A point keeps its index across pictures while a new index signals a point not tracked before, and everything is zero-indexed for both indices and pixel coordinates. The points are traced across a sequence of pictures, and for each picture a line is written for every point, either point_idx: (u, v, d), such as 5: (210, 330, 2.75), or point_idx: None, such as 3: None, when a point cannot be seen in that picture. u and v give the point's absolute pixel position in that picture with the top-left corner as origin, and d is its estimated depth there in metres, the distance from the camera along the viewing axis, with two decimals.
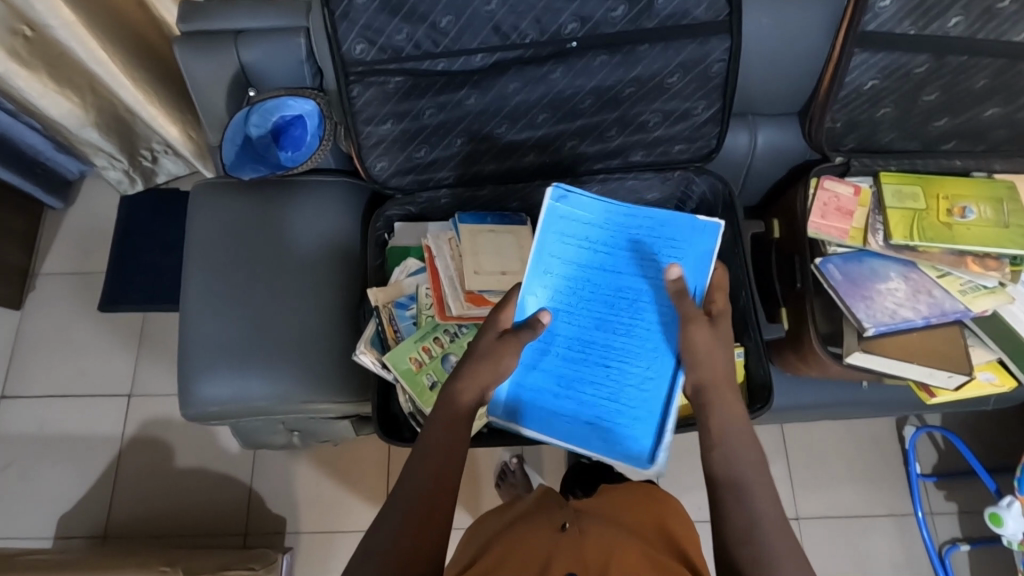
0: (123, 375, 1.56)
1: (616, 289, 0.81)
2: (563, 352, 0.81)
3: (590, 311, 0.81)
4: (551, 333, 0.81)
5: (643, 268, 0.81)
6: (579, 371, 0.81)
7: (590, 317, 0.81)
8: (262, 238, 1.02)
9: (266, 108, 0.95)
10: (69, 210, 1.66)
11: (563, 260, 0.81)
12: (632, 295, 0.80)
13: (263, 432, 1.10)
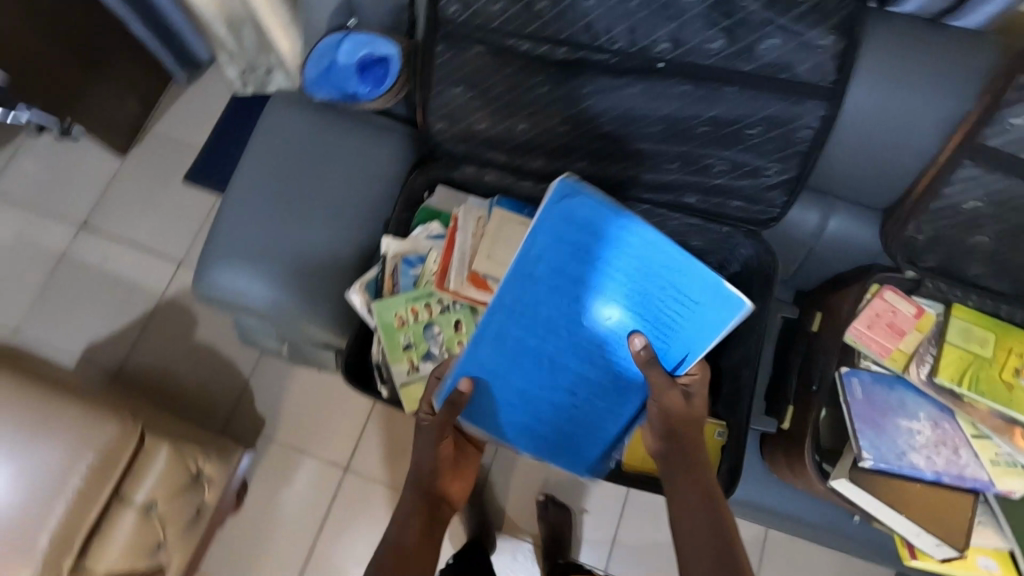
0: (181, 244, 1.71)
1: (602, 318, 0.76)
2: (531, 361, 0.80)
3: (566, 332, 0.78)
4: (517, 345, 0.79)
5: (637, 308, 0.75)
6: (540, 388, 0.81)
7: (564, 337, 0.78)
8: (318, 158, 1.06)
9: (360, 40, 1.04)
10: (189, 87, 1.82)
11: (554, 269, 0.75)
12: (614, 331, 0.77)
13: (260, 333, 1.15)
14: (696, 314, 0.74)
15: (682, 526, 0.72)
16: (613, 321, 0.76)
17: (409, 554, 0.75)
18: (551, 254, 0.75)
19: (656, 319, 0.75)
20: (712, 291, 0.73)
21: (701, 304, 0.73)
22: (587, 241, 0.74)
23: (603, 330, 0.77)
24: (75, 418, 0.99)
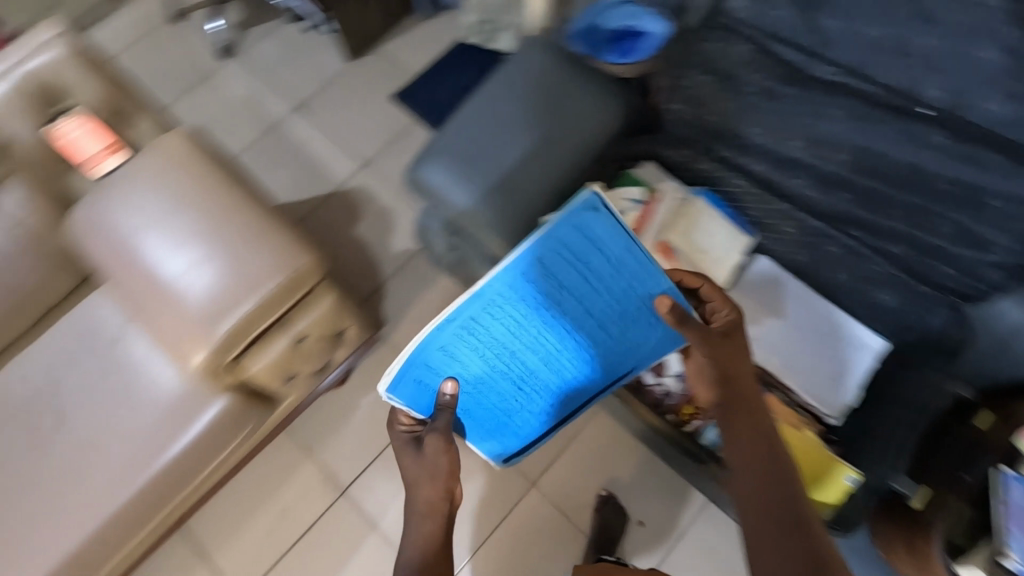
0: (371, 149, 1.91)
1: (570, 326, 0.91)
2: (489, 352, 0.90)
3: (537, 333, 0.91)
4: (485, 332, 0.89)
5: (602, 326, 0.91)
6: (491, 378, 0.92)
7: (530, 334, 0.91)
8: (553, 98, 1.09)
9: (628, 13, 1.15)
10: (425, 25, 2.06)
11: (547, 272, 0.88)
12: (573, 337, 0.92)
13: (436, 235, 1.26)
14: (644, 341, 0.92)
15: (750, 484, 0.77)
16: (579, 330, 0.91)
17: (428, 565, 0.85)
18: (549, 259, 0.88)
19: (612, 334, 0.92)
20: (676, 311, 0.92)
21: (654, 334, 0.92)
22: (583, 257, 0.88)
23: (568, 336, 0.92)
24: (275, 250, 1.12)
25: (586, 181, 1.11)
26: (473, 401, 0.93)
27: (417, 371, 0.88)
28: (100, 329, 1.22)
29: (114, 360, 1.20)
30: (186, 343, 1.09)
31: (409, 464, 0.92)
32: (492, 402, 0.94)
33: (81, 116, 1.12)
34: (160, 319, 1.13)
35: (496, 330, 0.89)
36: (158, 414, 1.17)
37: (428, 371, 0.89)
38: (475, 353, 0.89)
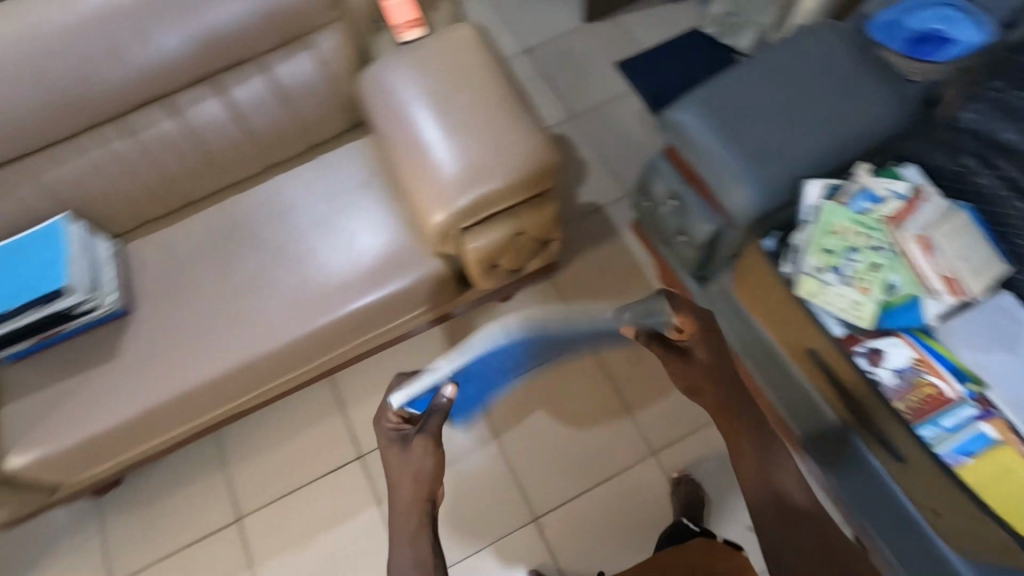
0: (581, 104, 2.00)
1: (565, 349, 1.04)
2: None
3: (539, 339, 1.04)
4: None
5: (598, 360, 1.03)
6: None
7: (526, 339, 1.04)
8: (829, 80, 1.15)
9: (942, 16, 1.28)
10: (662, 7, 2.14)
11: None
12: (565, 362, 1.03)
13: (661, 183, 1.31)
14: None
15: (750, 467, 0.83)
16: (574, 354, 1.04)
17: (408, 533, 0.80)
18: None
19: None
20: None
21: None
22: None
23: (568, 353, 1.03)
24: (524, 146, 1.22)
25: (857, 160, 1.14)
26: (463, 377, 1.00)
27: (465, 365, 0.90)
28: (353, 171, 1.35)
29: (357, 201, 1.33)
30: (429, 204, 1.20)
31: (390, 462, 0.86)
32: (474, 391, 1.00)
33: None
34: (409, 179, 1.25)
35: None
36: (380, 257, 1.28)
37: None
38: (470, 362, 0.99)
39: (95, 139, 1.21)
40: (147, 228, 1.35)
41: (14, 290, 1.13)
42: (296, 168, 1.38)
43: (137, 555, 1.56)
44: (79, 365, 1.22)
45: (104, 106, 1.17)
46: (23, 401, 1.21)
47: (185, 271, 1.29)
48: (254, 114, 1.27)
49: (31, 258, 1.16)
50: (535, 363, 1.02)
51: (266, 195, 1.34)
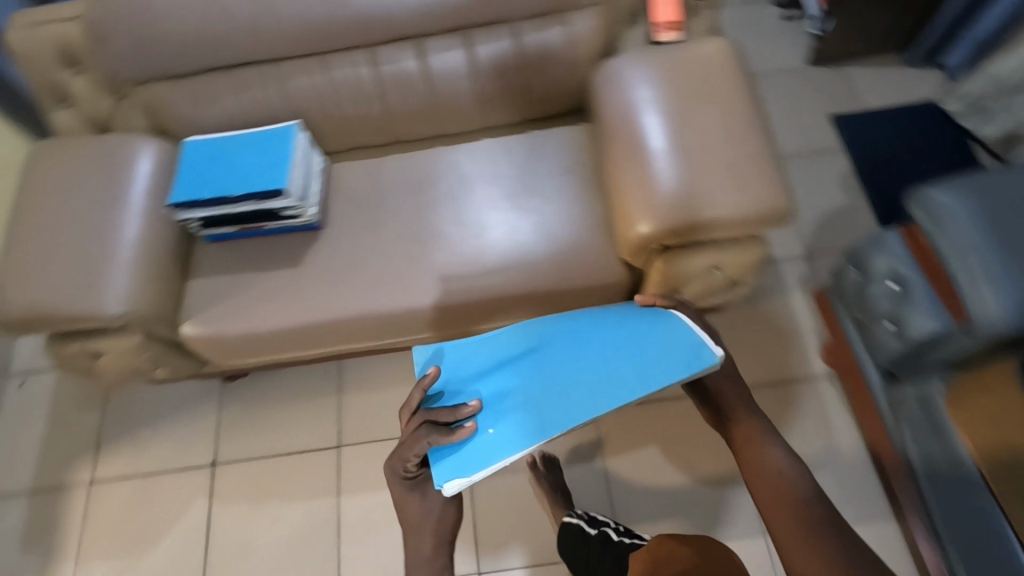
0: (781, 146, 1.88)
1: (574, 353, 0.95)
2: (492, 353, 1.01)
3: (545, 354, 0.98)
4: (503, 337, 1.04)
5: (612, 356, 0.91)
6: (490, 372, 0.97)
7: (530, 354, 0.99)
8: None
9: None
10: (899, 69, 1.96)
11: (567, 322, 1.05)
12: (573, 363, 0.93)
13: (883, 261, 1.19)
14: (653, 366, 0.85)
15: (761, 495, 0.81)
16: (584, 354, 0.94)
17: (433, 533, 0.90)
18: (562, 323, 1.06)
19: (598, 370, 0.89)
20: (647, 368, 0.85)
21: (659, 365, 0.85)
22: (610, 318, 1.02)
23: (574, 356, 0.95)
24: (756, 176, 1.12)
25: None
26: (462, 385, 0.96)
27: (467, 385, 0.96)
28: (562, 157, 1.34)
29: (557, 187, 1.32)
30: (635, 209, 1.15)
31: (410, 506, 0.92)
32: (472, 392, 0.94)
33: None
34: (619, 178, 1.21)
35: (491, 344, 1.03)
36: (567, 247, 1.26)
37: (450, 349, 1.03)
38: (471, 366, 0.99)
39: (342, 61, 1.25)
40: (353, 154, 1.40)
41: (239, 180, 1.20)
42: (505, 138, 1.38)
43: (241, 445, 1.65)
44: (265, 262, 1.29)
45: (362, 32, 1.21)
46: (209, 279, 1.30)
47: (377, 204, 1.33)
48: (489, 76, 1.28)
49: (259, 154, 1.23)
50: (546, 374, 0.93)
51: (471, 156, 1.36)
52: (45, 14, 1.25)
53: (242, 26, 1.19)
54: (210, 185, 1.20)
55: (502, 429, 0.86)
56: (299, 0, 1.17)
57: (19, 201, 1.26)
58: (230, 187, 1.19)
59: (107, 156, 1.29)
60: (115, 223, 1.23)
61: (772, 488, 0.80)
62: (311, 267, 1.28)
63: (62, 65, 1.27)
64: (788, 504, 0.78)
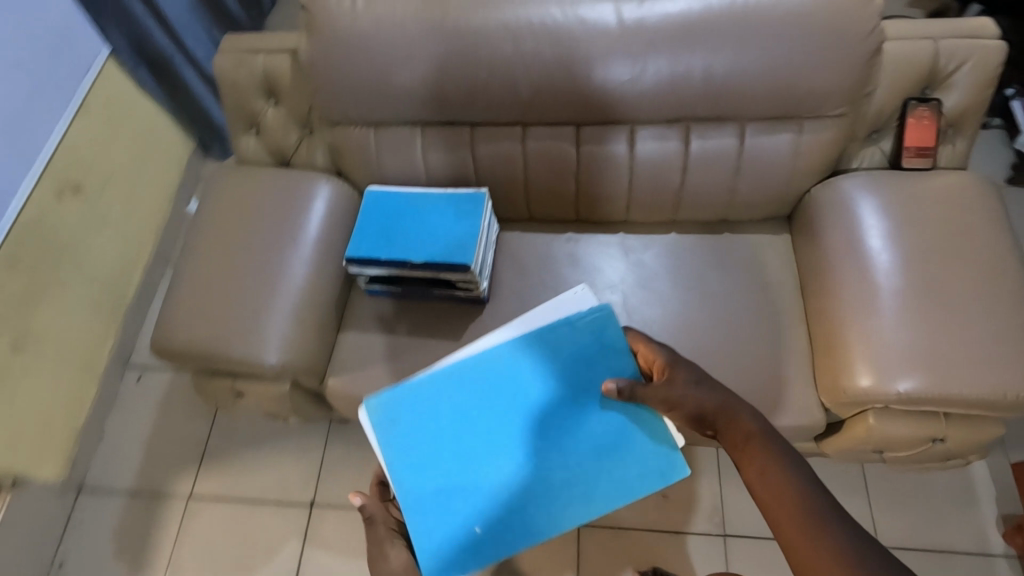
0: None
1: (532, 428, 0.97)
2: (440, 419, 0.98)
3: (497, 424, 0.98)
4: (443, 396, 0.99)
5: (572, 433, 0.96)
6: (447, 442, 0.97)
7: (487, 421, 0.98)
8: None
9: None
10: None
11: (509, 371, 1.00)
12: (534, 435, 0.97)
13: None
14: (620, 456, 0.95)
15: (761, 489, 0.82)
16: (542, 427, 0.97)
17: None
18: (501, 364, 1.01)
19: (568, 450, 0.96)
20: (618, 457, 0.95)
21: (624, 452, 0.95)
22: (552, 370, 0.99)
23: (532, 429, 0.97)
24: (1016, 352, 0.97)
25: None
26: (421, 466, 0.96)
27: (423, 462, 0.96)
28: (762, 271, 1.22)
29: (755, 305, 1.19)
30: (860, 359, 1.03)
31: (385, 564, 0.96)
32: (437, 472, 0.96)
33: (929, 110, 1.09)
34: (839, 316, 1.08)
35: (437, 398, 0.99)
36: (765, 378, 1.13)
37: (390, 414, 0.99)
38: (422, 433, 0.98)
39: (547, 133, 1.17)
40: (528, 225, 1.31)
41: (424, 246, 1.13)
42: (698, 237, 1.26)
43: (342, 491, 1.59)
44: (425, 328, 1.22)
45: (578, 109, 1.13)
46: (365, 334, 1.23)
47: (551, 288, 1.23)
48: (701, 172, 1.16)
49: (446, 221, 1.16)
50: (516, 446, 0.97)
51: (658, 251, 1.25)
52: (258, 43, 1.23)
53: (456, 86, 1.12)
54: (393, 246, 1.14)
55: (488, 519, 0.93)
56: (522, 70, 1.10)
57: (198, 225, 1.24)
58: (414, 253, 1.13)
59: (289, 192, 1.25)
60: (288, 265, 1.19)
61: (774, 485, 0.81)
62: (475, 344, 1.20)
63: (263, 95, 1.25)
64: (796, 512, 0.78)
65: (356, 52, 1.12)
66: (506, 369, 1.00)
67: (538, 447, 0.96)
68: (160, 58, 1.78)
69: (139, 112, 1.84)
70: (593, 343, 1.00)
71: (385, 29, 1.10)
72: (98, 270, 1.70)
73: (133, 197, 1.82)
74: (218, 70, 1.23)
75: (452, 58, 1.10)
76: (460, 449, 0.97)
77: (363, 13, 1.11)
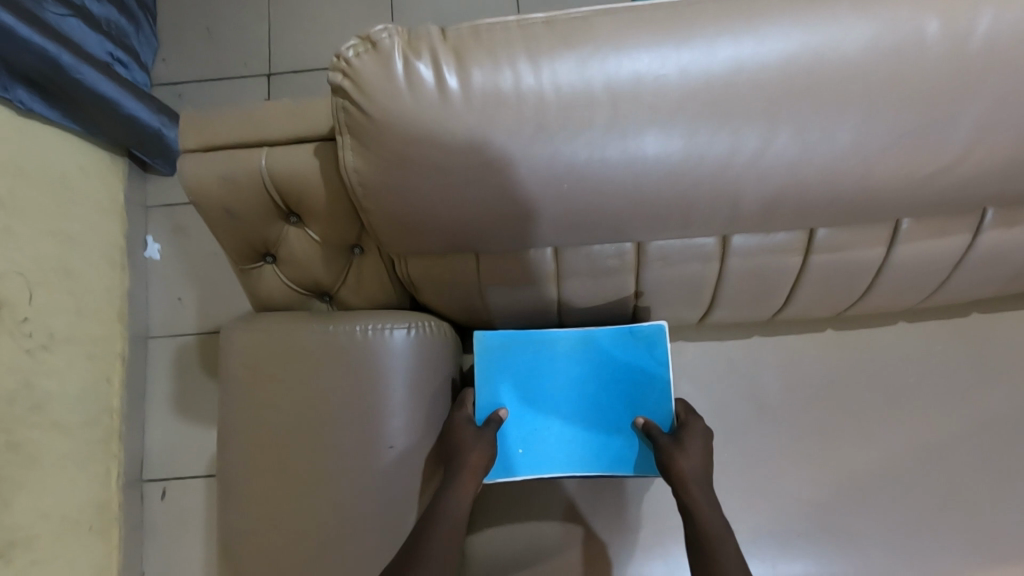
0: None
1: (597, 401, 0.84)
2: (519, 372, 0.84)
3: (569, 391, 0.84)
4: (527, 352, 0.84)
5: (624, 415, 0.83)
6: (523, 393, 0.84)
7: (563, 387, 0.84)
8: None
9: None
10: None
11: (583, 343, 0.84)
12: (596, 408, 0.84)
13: None
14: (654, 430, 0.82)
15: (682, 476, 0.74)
16: (606, 404, 0.84)
17: (465, 472, 0.75)
18: (579, 339, 0.84)
19: (616, 425, 0.83)
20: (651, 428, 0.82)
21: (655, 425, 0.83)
22: (625, 359, 0.84)
23: (598, 403, 0.84)
24: None
25: None
26: (496, 403, 0.84)
27: (495, 398, 0.84)
28: (1013, 369, 0.93)
29: (1016, 415, 0.92)
30: None
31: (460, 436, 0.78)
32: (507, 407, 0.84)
33: None
34: None
35: (522, 357, 0.84)
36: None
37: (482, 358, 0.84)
38: (500, 380, 0.84)
39: (759, 241, 0.75)
40: (693, 332, 0.98)
41: (605, 445, 0.83)
42: (926, 328, 0.95)
43: None
44: (586, 502, 0.94)
45: (831, 212, 0.69)
46: (508, 528, 0.93)
47: (738, 424, 0.94)
48: (985, 265, 0.78)
49: (630, 392, 0.83)
50: (579, 415, 0.84)
51: (875, 355, 0.95)
52: (255, 132, 0.71)
53: (636, 205, 0.67)
54: (562, 456, 0.82)
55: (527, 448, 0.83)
56: (753, 171, 0.64)
57: (235, 433, 0.81)
58: (592, 464, 0.82)
59: (360, 371, 0.80)
60: (386, 484, 0.79)
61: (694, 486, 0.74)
62: (655, 512, 0.94)
63: (278, 214, 0.75)
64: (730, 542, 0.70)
65: (461, 169, 0.63)
66: (580, 338, 0.84)
67: (598, 419, 0.83)
68: (50, 72, 1.17)
69: (37, 150, 1.21)
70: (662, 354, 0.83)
71: (511, 127, 0.61)
72: (67, 394, 1.23)
73: (75, 277, 1.28)
74: (192, 187, 0.72)
75: (634, 165, 0.63)
76: (528, 398, 0.84)
77: (464, 100, 0.60)
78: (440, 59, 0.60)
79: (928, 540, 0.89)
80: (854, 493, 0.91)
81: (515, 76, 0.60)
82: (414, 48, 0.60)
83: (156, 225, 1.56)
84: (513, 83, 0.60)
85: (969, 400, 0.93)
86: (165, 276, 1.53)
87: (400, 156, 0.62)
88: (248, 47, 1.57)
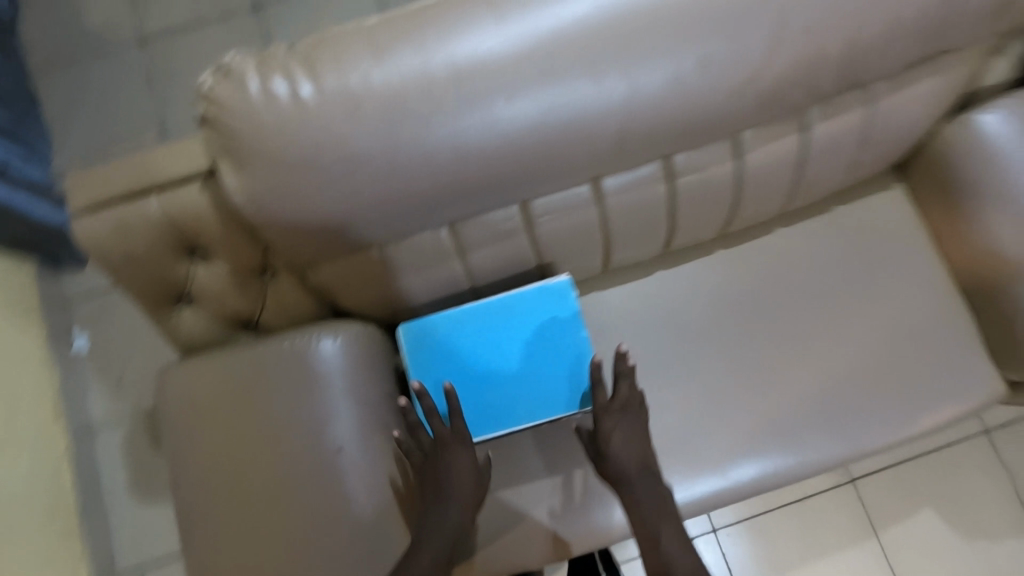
0: None
1: (525, 358, 0.90)
2: (448, 348, 0.89)
3: (498, 356, 0.90)
4: (450, 329, 0.89)
5: (551, 365, 0.90)
6: (456, 367, 0.89)
7: (492, 353, 0.90)
8: None
9: None
10: None
11: (500, 310, 0.90)
12: (524, 365, 0.89)
13: None
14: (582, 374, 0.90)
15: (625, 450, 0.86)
16: (533, 360, 0.90)
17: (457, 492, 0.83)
18: (494, 306, 0.90)
19: (546, 375, 0.89)
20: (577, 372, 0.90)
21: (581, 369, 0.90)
22: (541, 316, 0.90)
23: (526, 360, 0.90)
24: None
25: None
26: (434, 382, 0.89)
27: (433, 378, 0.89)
28: (886, 245, 1.04)
29: (895, 283, 1.03)
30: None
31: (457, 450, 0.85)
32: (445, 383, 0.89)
33: None
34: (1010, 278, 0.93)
35: (447, 334, 0.89)
36: (938, 365, 0.99)
37: (411, 345, 0.89)
38: (432, 360, 0.89)
39: (627, 178, 0.83)
40: (605, 282, 1.06)
41: (541, 397, 0.89)
42: (804, 228, 1.05)
43: None
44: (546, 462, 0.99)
45: (679, 137, 0.78)
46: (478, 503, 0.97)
47: (662, 353, 1.02)
48: (826, 159, 0.89)
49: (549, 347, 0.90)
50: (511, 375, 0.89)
51: (768, 262, 1.04)
52: (141, 181, 0.75)
53: (507, 167, 0.73)
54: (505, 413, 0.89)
55: (472, 414, 0.89)
56: (598, 114, 0.72)
57: (188, 472, 0.82)
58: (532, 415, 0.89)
59: (294, 383, 0.83)
60: (343, 484, 0.82)
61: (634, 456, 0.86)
62: None
63: (181, 252, 0.79)
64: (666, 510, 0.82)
65: (335, 166, 0.68)
66: (495, 305, 0.90)
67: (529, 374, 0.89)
68: None
69: None
70: (572, 305, 0.90)
71: (371, 119, 0.67)
72: (17, 498, 1.19)
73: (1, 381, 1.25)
74: (89, 244, 0.74)
75: (493, 130, 0.70)
76: (462, 370, 0.89)
77: (321, 103, 0.66)
78: (292, 72, 0.66)
79: (850, 412, 0.97)
80: (776, 386, 1.00)
81: (362, 74, 0.66)
82: (266, 69, 0.67)
83: (80, 316, 1.53)
84: (362, 81, 0.66)
85: (852, 280, 1.03)
86: (100, 362, 1.50)
87: (277, 166, 0.67)
88: (138, 123, 1.57)
